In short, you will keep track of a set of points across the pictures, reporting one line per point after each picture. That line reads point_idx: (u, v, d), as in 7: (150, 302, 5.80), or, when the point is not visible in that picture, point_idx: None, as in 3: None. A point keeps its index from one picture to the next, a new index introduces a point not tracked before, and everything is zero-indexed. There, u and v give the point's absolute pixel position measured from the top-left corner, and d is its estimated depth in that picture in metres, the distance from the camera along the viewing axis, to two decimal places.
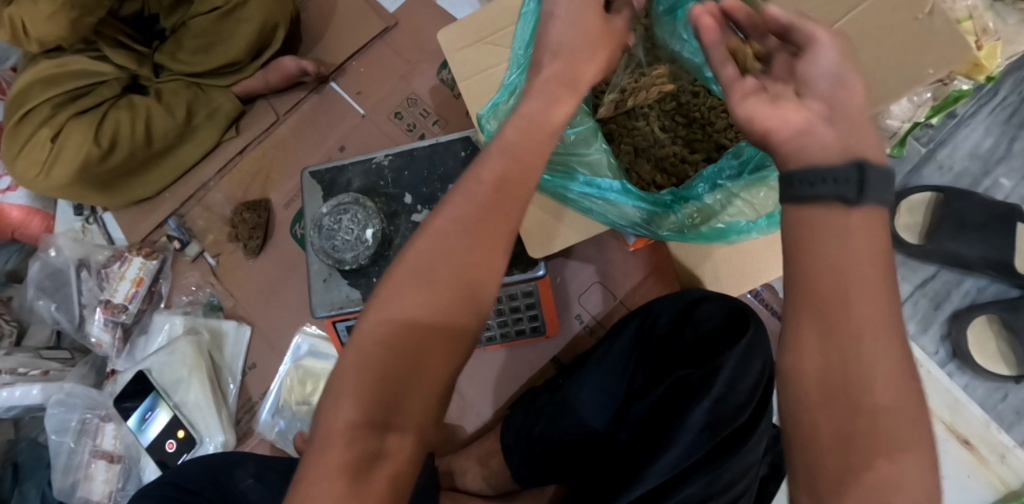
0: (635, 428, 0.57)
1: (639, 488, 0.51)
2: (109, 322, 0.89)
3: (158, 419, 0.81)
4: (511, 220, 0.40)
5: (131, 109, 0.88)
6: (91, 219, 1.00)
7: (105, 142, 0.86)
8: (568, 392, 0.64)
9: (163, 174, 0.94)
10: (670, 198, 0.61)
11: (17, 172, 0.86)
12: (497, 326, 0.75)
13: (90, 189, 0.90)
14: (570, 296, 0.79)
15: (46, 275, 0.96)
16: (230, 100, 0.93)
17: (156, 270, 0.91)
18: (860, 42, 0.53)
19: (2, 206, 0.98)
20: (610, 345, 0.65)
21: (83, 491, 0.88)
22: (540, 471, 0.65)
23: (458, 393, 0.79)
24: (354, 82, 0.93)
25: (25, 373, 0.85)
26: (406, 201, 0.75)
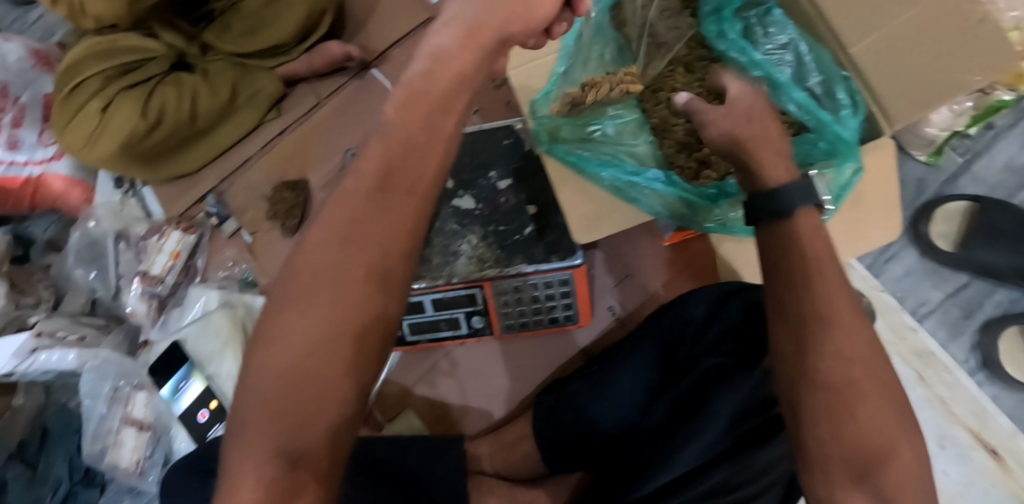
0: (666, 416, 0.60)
1: (665, 474, 0.56)
2: (146, 293, 0.91)
3: (191, 389, 0.82)
4: (400, 226, 0.37)
5: (177, 87, 0.90)
6: (130, 193, 1.02)
7: (152, 117, 0.88)
8: (600, 381, 0.67)
9: (203, 152, 0.95)
10: (714, 191, 0.62)
11: (65, 141, 0.89)
12: (529, 313, 0.76)
13: (134, 162, 0.92)
14: (603, 288, 0.80)
15: (83, 246, 0.98)
16: (274, 82, 0.94)
17: (193, 245, 0.93)
18: (889, 57, 0.61)
19: (44, 176, 0.99)
20: (641, 337, 0.67)
21: (112, 457, 0.89)
22: (567, 455, 0.70)
23: (483, 378, 0.81)
24: (395, 70, 0.94)
25: (63, 337, 0.89)
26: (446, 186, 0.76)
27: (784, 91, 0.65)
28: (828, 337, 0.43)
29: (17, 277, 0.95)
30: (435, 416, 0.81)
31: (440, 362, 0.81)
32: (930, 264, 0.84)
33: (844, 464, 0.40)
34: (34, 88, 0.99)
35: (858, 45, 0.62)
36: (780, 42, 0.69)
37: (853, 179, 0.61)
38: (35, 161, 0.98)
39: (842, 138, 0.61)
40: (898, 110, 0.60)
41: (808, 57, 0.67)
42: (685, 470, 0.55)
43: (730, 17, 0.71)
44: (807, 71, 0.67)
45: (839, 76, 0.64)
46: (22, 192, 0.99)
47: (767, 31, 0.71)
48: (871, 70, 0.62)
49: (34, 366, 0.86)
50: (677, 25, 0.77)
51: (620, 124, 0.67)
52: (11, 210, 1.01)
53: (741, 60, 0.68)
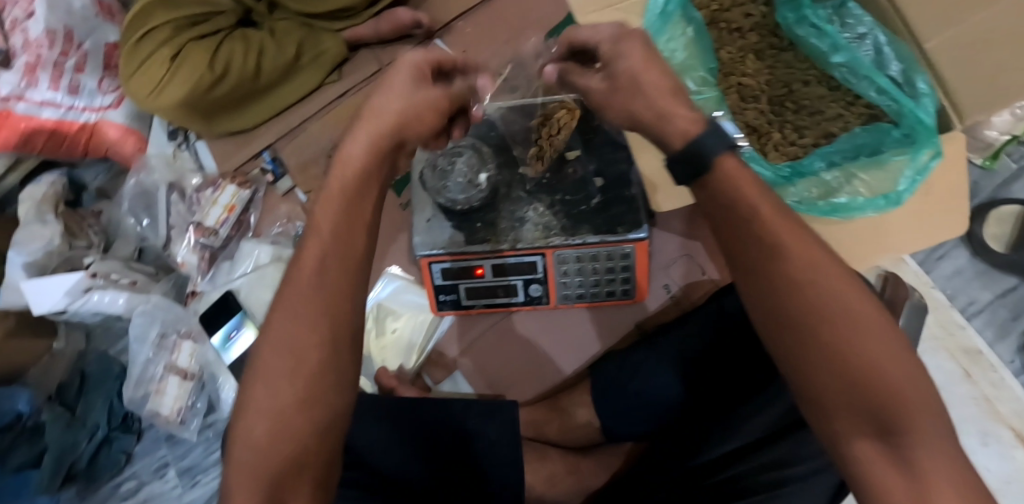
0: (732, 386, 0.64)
1: (731, 442, 0.59)
2: (199, 244, 0.92)
3: (242, 338, 0.86)
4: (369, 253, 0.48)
5: (245, 42, 0.90)
6: (183, 145, 1.01)
7: (218, 70, 0.88)
8: (665, 349, 0.69)
9: (263, 109, 0.96)
10: (789, 171, 0.67)
11: (131, 88, 0.89)
12: (588, 285, 0.77)
13: (195, 114, 0.92)
14: (660, 266, 0.81)
15: (136, 194, 0.99)
16: (338, 44, 0.95)
17: (247, 200, 0.93)
18: (964, 55, 0.58)
19: (100, 124, 1.00)
20: (711, 309, 0.68)
21: (153, 404, 0.90)
22: (628, 425, 0.71)
23: (536, 347, 0.82)
24: (458, 42, 0.94)
25: (116, 280, 0.89)
26: (515, 153, 0.77)
27: (866, 76, 0.67)
28: (800, 291, 0.41)
29: (69, 219, 0.95)
30: (484, 381, 0.82)
31: (493, 328, 0.83)
32: (982, 265, 0.88)
33: (851, 418, 0.39)
34: (95, 36, 0.97)
35: (934, 42, 0.59)
36: (858, 32, 0.69)
37: (930, 165, 0.61)
38: (93, 108, 0.98)
39: (923, 122, 0.61)
40: (971, 107, 0.59)
41: (887, 48, 0.66)
42: (753, 437, 0.59)
43: (811, 5, 0.71)
44: (886, 60, 0.66)
45: (918, 66, 0.61)
46: (77, 137, 0.99)
47: (845, 22, 0.70)
48: (945, 67, 0.59)
49: (86, 306, 0.86)
50: (749, 12, 0.78)
51: (703, 99, 0.69)
52: (64, 155, 1.01)
53: (821, 46, 0.71)
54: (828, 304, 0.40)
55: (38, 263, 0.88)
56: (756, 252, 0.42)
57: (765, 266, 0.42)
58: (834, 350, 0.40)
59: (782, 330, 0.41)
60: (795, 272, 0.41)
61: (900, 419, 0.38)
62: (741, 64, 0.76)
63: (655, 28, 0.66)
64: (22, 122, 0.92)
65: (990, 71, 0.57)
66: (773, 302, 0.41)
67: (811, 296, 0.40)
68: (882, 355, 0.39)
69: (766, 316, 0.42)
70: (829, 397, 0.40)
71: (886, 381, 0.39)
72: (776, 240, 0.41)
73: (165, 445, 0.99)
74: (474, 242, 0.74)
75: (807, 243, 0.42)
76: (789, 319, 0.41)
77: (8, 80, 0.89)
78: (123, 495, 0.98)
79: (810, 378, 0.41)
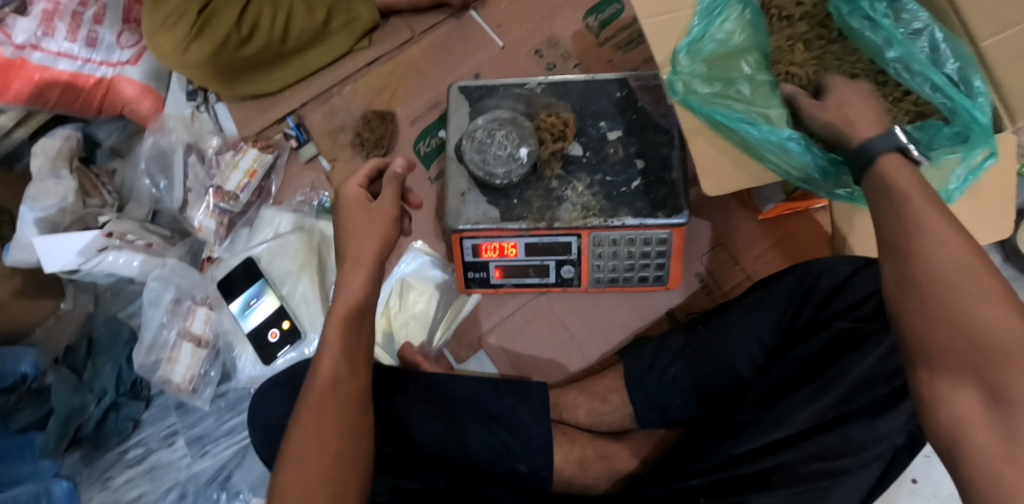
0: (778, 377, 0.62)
1: (775, 433, 0.59)
2: (217, 209, 0.89)
3: (263, 306, 0.84)
4: None
5: (274, 2, 0.88)
6: (202, 107, 0.97)
7: (246, 28, 0.86)
8: (710, 336, 0.68)
9: (290, 72, 0.93)
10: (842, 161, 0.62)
11: (154, 44, 0.86)
12: (621, 269, 0.76)
13: (218, 75, 0.89)
14: (693, 254, 0.80)
15: (153, 154, 0.95)
16: (370, 11, 0.91)
17: (269, 165, 0.90)
18: (1018, 57, 0.58)
19: (117, 80, 0.95)
20: (760, 296, 0.66)
21: (165, 371, 0.88)
22: (667, 413, 0.71)
23: (566, 330, 0.81)
24: (494, 15, 0.92)
25: (131, 241, 0.86)
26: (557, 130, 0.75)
27: (920, 72, 0.63)
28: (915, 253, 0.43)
29: (82, 177, 0.91)
30: (509, 363, 0.81)
31: (521, 309, 0.82)
32: (1012, 270, 0.88)
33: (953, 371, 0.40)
34: None
35: (991, 41, 0.59)
36: (914, 28, 0.64)
37: (984, 164, 0.61)
38: (110, 63, 0.94)
39: (978, 122, 0.59)
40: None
41: (943, 45, 0.62)
42: (799, 429, 0.58)
43: None
44: (943, 57, 0.62)
45: (974, 66, 0.59)
46: (93, 91, 0.95)
47: (899, 16, 0.65)
48: (1000, 67, 0.58)
49: (100, 267, 0.84)
50: (800, 0, 0.74)
51: (757, 84, 0.66)
52: (77, 110, 0.98)
53: (875, 40, 0.67)
54: (934, 265, 0.42)
55: (50, 220, 0.86)
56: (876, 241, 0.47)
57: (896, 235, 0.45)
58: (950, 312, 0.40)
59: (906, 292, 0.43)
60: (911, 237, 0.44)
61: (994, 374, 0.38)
62: (789, 53, 0.72)
63: (708, 9, 0.65)
64: (37, 73, 0.89)
65: None
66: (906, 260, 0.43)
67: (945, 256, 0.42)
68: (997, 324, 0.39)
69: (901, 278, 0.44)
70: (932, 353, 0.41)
71: (996, 344, 0.38)
72: (909, 217, 0.44)
73: (175, 414, 0.96)
74: (509, 218, 0.72)
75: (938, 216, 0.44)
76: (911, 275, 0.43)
77: (24, 27, 0.87)
78: (129, 463, 0.95)
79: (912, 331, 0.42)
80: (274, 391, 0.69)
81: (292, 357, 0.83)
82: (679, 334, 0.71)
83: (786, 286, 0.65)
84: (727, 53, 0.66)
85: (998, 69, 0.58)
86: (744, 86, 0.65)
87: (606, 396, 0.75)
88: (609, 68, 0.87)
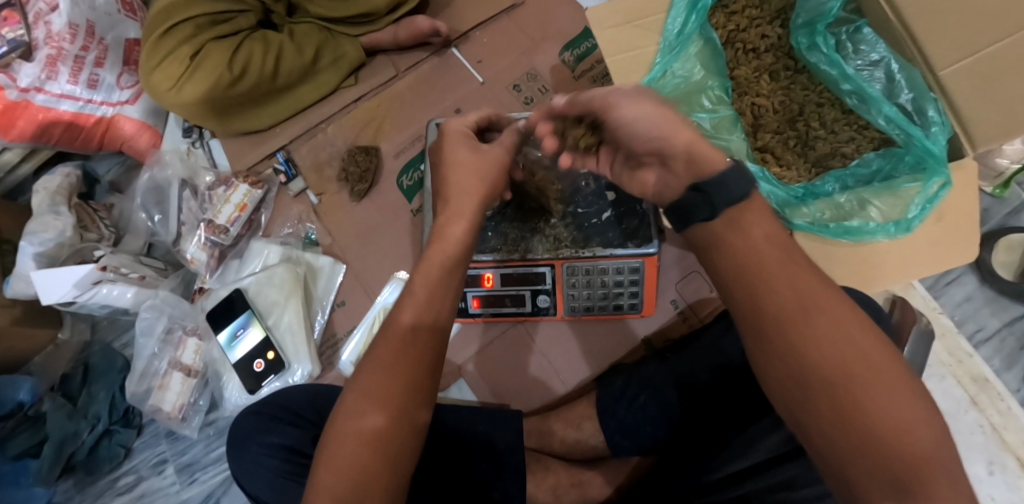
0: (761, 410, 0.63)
1: (742, 462, 0.61)
2: (209, 241, 0.92)
3: (249, 337, 0.86)
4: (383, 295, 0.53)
5: (264, 43, 0.92)
6: (197, 144, 1.01)
7: (236, 69, 0.90)
8: (681, 365, 0.70)
9: (280, 109, 0.96)
10: (801, 192, 0.68)
11: (150, 83, 0.91)
12: (596, 298, 0.77)
13: (210, 113, 0.93)
14: (667, 282, 0.82)
15: (149, 188, 0.99)
16: (357, 50, 0.96)
17: (259, 199, 0.93)
18: (980, 86, 0.56)
19: (117, 118, 1.00)
20: (728, 325, 0.68)
21: (156, 399, 0.90)
22: (640, 441, 0.72)
23: (544, 358, 0.82)
24: (476, 51, 0.95)
25: (125, 274, 0.90)
26: None
27: (874, 104, 0.65)
28: (800, 340, 0.42)
29: (81, 212, 0.95)
30: (488, 390, 0.83)
31: (500, 337, 0.83)
32: (990, 292, 0.89)
33: (874, 479, 0.39)
34: (117, 31, 0.99)
35: (951, 70, 0.57)
36: (872, 59, 0.66)
37: (940, 194, 0.60)
38: (110, 103, 0.99)
39: (930, 151, 0.60)
40: (983, 134, 0.57)
41: (900, 75, 0.63)
42: (765, 457, 0.60)
43: (824, 31, 0.68)
44: (898, 88, 0.64)
45: (929, 94, 0.60)
46: (94, 130, 1.00)
47: (858, 48, 0.67)
48: (960, 97, 0.57)
49: (94, 298, 0.88)
50: (764, 32, 0.75)
51: (717, 117, 0.73)
52: (79, 147, 1.02)
53: (831, 73, 0.68)
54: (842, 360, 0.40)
55: (49, 254, 0.89)
56: (750, 287, 0.44)
57: (758, 334, 0.43)
58: (864, 403, 0.40)
59: (814, 400, 0.41)
60: (791, 329, 0.42)
61: (914, 483, 0.38)
62: (755, 84, 0.75)
63: (671, 46, 0.68)
64: (41, 113, 0.93)
65: (1006, 97, 0.55)
66: (789, 361, 0.42)
67: (822, 345, 0.41)
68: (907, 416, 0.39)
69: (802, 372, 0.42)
70: (849, 461, 0.40)
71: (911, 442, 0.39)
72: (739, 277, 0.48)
73: (164, 441, 0.98)
74: (484, 250, 0.75)
75: (814, 279, 0.43)
76: (808, 378, 0.41)
77: (29, 72, 0.90)
78: (120, 490, 0.97)
79: (825, 440, 0.41)
80: (257, 420, 0.71)
81: (277, 386, 0.85)
82: (651, 361, 0.74)
83: None
84: (690, 89, 0.72)
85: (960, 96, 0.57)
86: (705, 119, 0.72)
87: (580, 424, 0.77)
88: None
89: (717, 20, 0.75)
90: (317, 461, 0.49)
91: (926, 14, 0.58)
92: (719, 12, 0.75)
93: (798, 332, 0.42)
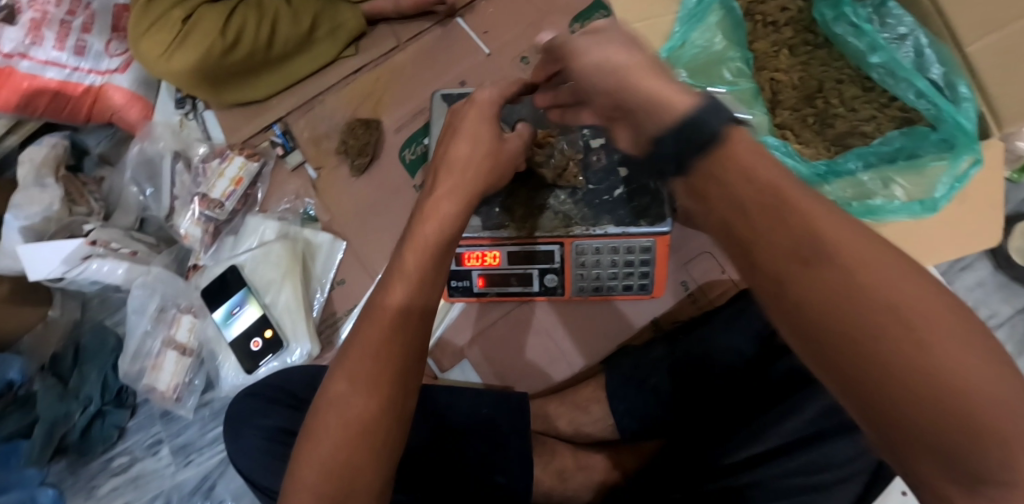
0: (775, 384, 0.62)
1: (756, 447, 0.58)
2: (203, 216, 0.89)
3: (246, 314, 0.84)
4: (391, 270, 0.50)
5: (259, 10, 0.88)
6: (190, 114, 0.96)
7: (231, 36, 0.86)
8: (693, 347, 0.68)
9: (276, 80, 0.92)
10: (822, 169, 0.64)
11: (140, 51, 0.86)
12: (605, 278, 0.75)
13: (203, 82, 0.89)
14: (679, 262, 0.79)
15: (140, 162, 0.96)
16: (356, 18, 0.92)
17: (255, 173, 0.89)
18: (1006, 63, 0.54)
19: (105, 88, 0.95)
20: (743, 307, 0.66)
21: (150, 379, 0.88)
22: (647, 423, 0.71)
23: (551, 339, 0.80)
24: (481, 22, 0.92)
25: (115, 249, 0.87)
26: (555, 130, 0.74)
27: (905, 78, 0.62)
28: (811, 272, 0.30)
29: (69, 184, 0.92)
30: (492, 372, 0.81)
31: (505, 317, 0.81)
32: (1003, 278, 0.88)
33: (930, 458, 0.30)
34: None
35: (978, 44, 0.55)
36: (899, 32, 0.62)
37: (971, 172, 0.58)
38: (99, 71, 0.94)
39: (962, 128, 0.56)
40: (1012, 114, 0.54)
41: (929, 49, 0.59)
42: (775, 445, 0.58)
43: (851, 2, 0.65)
44: (927, 63, 0.60)
45: (961, 69, 0.56)
46: (82, 100, 0.96)
47: (885, 21, 0.64)
48: (987, 73, 0.55)
49: (84, 274, 0.84)
50: (786, 5, 0.72)
51: (737, 91, 0.69)
52: (66, 118, 0.98)
53: (858, 45, 0.66)
54: (859, 286, 0.30)
55: (36, 228, 0.86)
56: None
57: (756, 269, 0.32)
58: (913, 360, 0.29)
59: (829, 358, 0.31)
60: (785, 277, 0.31)
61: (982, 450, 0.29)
62: (774, 59, 0.72)
63: (689, 14, 0.65)
64: (25, 81, 0.89)
65: None
66: (792, 316, 0.31)
67: (830, 288, 0.30)
68: (981, 370, 0.29)
69: (814, 324, 0.31)
70: (896, 434, 0.30)
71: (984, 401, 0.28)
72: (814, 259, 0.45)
73: (159, 422, 0.96)
74: (491, 227, 0.71)
75: None
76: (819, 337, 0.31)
77: (11, 36, 0.87)
78: (113, 471, 0.95)
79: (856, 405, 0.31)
80: (255, 402, 0.68)
81: (275, 366, 0.82)
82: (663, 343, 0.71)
83: None
84: (708, 60, 0.68)
85: (986, 72, 0.55)
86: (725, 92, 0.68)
87: (587, 407, 0.75)
88: None
89: None
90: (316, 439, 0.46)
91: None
92: None
93: (799, 267, 0.30)
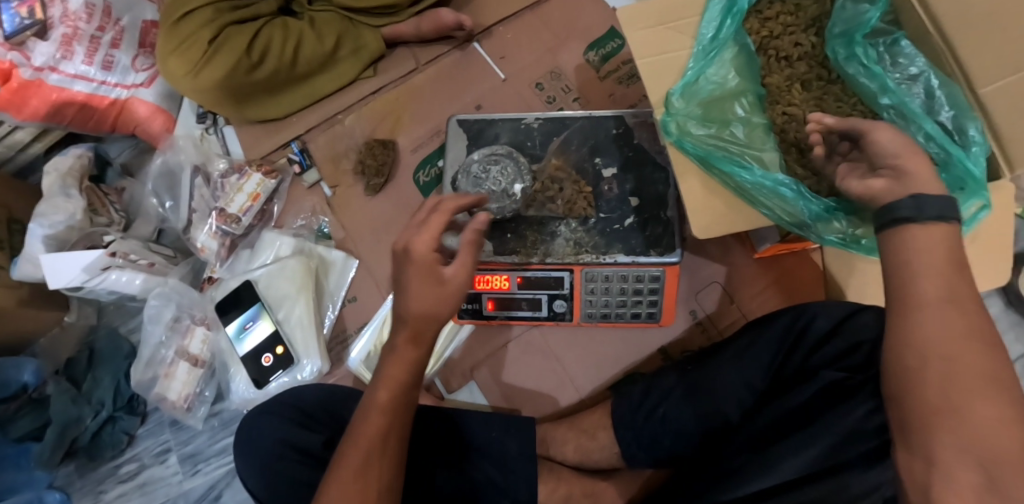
0: (786, 411, 0.61)
1: (764, 482, 0.57)
2: (219, 230, 0.91)
3: (258, 330, 0.85)
4: None
5: (284, 30, 0.91)
6: (211, 129, 0.99)
7: (256, 55, 0.88)
8: (702, 376, 0.69)
9: (297, 99, 0.94)
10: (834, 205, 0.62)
11: (166, 67, 0.89)
12: (614, 305, 0.76)
13: (226, 99, 0.91)
14: (688, 291, 0.81)
15: (161, 174, 0.98)
16: (377, 40, 0.94)
17: (272, 190, 0.91)
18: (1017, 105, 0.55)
19: (130, 101, 0.98)
20: (752, 340, 0.67)
21: (161, 387, 0.89)
22: (655, 452, 0.70)
23: (558, 364, 0.81)
24: (499, 47, 0.93)
25: (134, 261, 0.89)
26: (571, 158, 0.75)
27: (913, 120, 0.61)
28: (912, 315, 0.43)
29: (92, 195, 0.94)
30: (500, 394, 0.82)
31: (514, 341, 0.82)
32: (1016, 316, 0.87)
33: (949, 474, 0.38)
34: (134, 12, 0.98)
35: (989, 87, 0.56)
36: (910, 73, 0.63)
37: (979, 216, 0.59)
38: (125, 85, 0.97)
39: (972, 174, 0.56)
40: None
41: (939, 92, 0.60)
42: (783, 479, 0.57)
43: (864, 41, 0.65)
44: (937, 105, 0.60)
45: (971, 112, 0.57)
46: (107, 112, 0.98)
47: (896, 61, 0.64)
48: (998, 115, 0.56)
49: (102, 284, 0.86)
50: (798, 40, 0.73)
51: (750, 127, 0.68)
52: (92, 128, 1.00)
53: (870, 86, 0.65)
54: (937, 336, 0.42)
55: (58, 238, 0.88)
56: None
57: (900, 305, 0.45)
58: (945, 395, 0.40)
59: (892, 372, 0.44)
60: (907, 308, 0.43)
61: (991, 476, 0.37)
62: (787, 93, 0.71)
63: (705, 50, 0.66)
64: (54, 93, 0.92)
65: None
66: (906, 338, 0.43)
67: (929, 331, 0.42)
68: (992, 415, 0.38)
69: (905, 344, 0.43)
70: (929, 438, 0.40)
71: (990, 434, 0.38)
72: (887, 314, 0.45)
73: (169, 430, 0.97)
74: (504, 253, 0.73)
75: None
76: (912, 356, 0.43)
77: (43, 51, 0.89)
78: (121, 477, 0.96)
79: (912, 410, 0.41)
80: (265, 417, 0.69)
81: (284, 382, 0.83)
82: (670, 373, 0.72)
83: (777, 328, 0.66)
84: (722, 96, 0.68)
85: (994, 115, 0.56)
86: (738, 129, 0.67)
87: (593, 433, 0.75)
88: (610, 102, 0.88)
89: (751, 26, 0.72)
90: (354, 449, 0.55)
91: (960, 17, 0.57)
92: (753, 17, 0.73)
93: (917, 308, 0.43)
